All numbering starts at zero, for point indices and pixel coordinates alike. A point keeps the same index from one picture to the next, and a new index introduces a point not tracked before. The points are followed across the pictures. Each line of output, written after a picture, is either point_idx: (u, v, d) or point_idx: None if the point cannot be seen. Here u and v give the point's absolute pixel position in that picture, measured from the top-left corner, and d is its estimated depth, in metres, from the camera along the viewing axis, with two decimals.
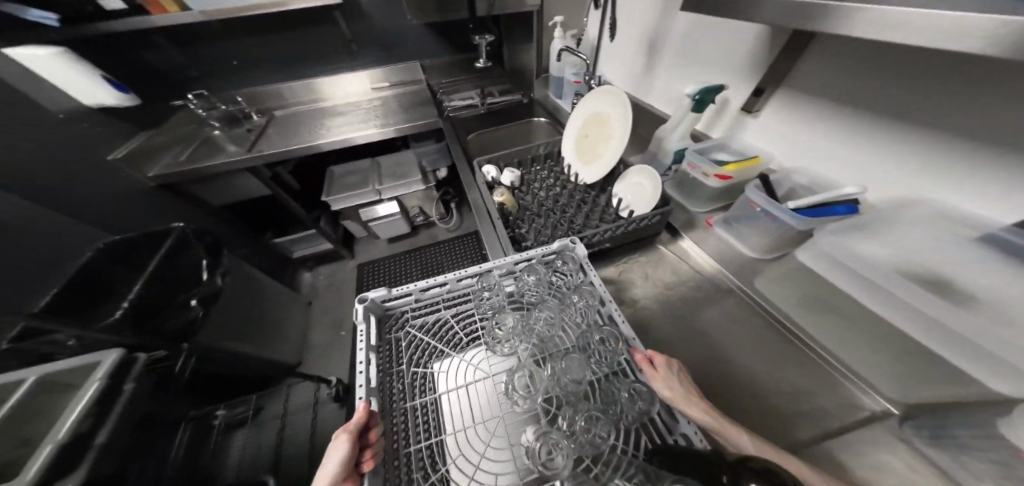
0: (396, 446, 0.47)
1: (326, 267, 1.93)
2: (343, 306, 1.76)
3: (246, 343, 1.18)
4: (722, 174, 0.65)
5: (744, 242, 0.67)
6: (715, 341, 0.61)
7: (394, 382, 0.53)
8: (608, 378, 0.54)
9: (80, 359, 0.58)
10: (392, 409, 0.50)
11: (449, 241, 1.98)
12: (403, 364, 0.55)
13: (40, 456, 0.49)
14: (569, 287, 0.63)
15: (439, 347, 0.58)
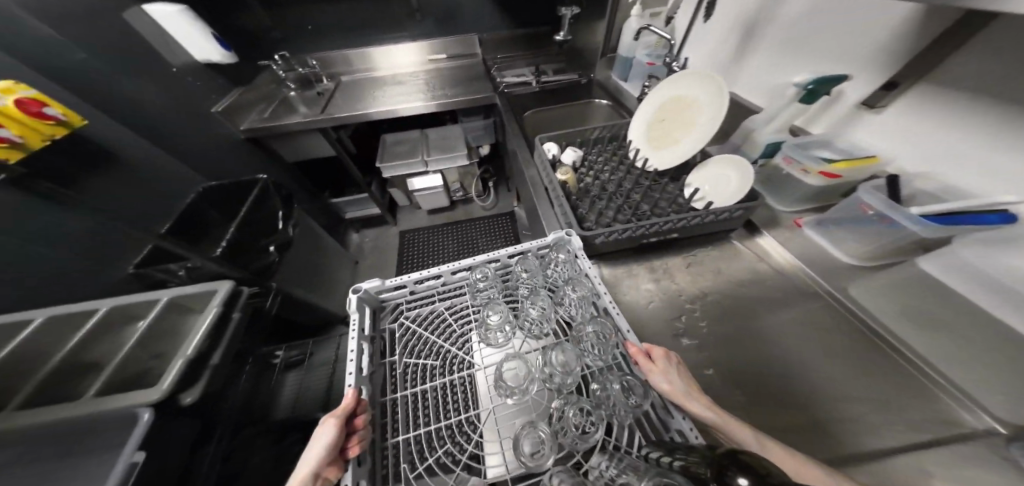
0: (385, 436, 0.52)
1: (371, 231, 2.04)
2: (386, 269, 1.88)
3: (306, 292, 1.28)
4: (829, 172, 0.62)
5: (840, 246, 0.64)
6: (778, 348, 0.57)
7: (384, 373, 0.58)
8: (601, 371, 0.56)
9: (201, 288, 0.69)
10: (379, 399, 0.55)
11: (487, 218, 2.01)
12: (396, 353, 0.60)
13: (174, 368, 0.58)
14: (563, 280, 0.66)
15: (433, 332, 0.63)
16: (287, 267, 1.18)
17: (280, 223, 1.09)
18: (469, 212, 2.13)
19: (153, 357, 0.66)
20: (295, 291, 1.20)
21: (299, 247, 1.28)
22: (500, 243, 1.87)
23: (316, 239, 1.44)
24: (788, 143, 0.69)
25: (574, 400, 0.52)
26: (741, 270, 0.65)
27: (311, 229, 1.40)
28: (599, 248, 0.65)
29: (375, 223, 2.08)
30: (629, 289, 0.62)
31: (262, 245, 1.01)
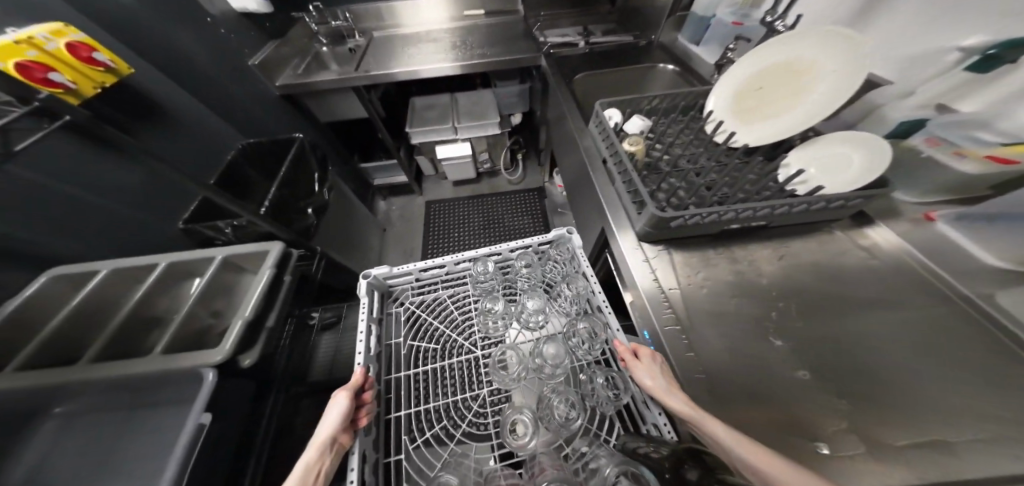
0: (382, 412, 0.60)
1: (397, 199, 2.01)
2: (413, 238, 1.87)
3: (339, 256, 1.28)
4: (1000, 157, 0.47)
5: (987, 248, 0.51)
6: (886, 348, 0.49)
7: (388, 353, 0.65)
8: (587, 364, 0.64)
9: (256, 248, 0.68)
10: (382, 378, 0.62)
11: (515, 193, 1.94)
12: (400, 335, 0.68)
13: (236, 329, 0.58)
14: (561, 276, 0.75)
15: (435, 320, 0.70)
16: (325, 231, 1.18)
17: (315, 186, 1.09)
18: (497, 185, 2.06)
19: (209, 315, 0.66)
20: (330, 255, 1.20)
21: (333, 212, 1.27)
22: (528, 220, 1.80)
23: (348, 205, 1.42)
24: (932, 121, 0.54)
25: (563, 392, 0.59)
26: (846, 262, 0.57)
27: (343, 194, 1.37)
28: (679, 228, 0.57)
29: (402, 191, 2.05)
30: (706, 278, 0.56)
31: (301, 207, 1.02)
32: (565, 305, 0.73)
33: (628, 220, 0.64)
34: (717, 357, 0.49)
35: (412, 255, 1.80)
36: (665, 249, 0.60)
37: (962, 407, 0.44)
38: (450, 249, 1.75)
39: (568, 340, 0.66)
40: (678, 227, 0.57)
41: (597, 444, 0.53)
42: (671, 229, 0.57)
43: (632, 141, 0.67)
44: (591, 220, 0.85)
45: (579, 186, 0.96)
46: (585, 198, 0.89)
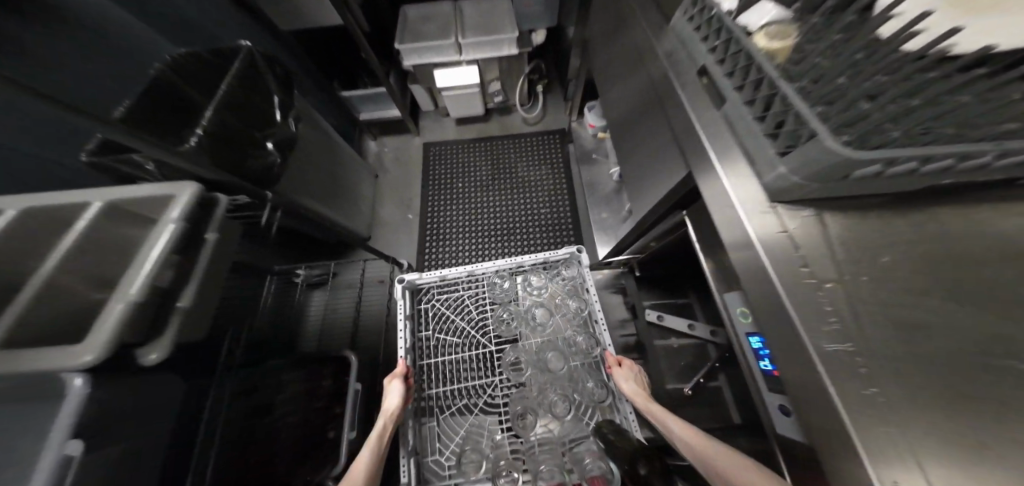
0: (423, 388, 0.84)
1: (392, 138, 1.73)
2: (410, 187, 1.64)
3: (322, 204, 1.05)
4: None
5: None
6: None
7: (420, 341, 0.88)
8: (581, 365, 0.84)
9: (156, 188, 0.45)
10: (417, 361, 0.85)
11: (530, 138, 1.66)
12: (429, 328, 0.88)
13: (113, 313, 0.37)
14: (569, 289, 0.90)
15: (458, 318, 0.91)
16: (294, 175, 0.93)
17: (277, 116, 0.85)
18: (507, 125, 1.74)
19: (97, 287, 0.43)
20: (309, 203, 0.98)
21: (307, 147, 1.00)
22: (545, 171, 1.57)
23: (330, 140, 1.15)
24: None
25: (559, 391, 0.80)
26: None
27: (320, 124, 1.09)
28: (867, 179, 0.33)
29: (397, 130, 1.76)
30: (891, 266, 0.34)
31: (261, 142, 0.79)
32: (566, 313, 0.89)
33: (744, 166, 0.41)
34: (926, 401, 0.29)
35: (410, 207, 1.60)
36: (816, 213, 0.37)
37: None
38: (453, 199, 1.56)
39: (565, 347, 0.86)
40: (864, 178, 0.33)
41: (580, 425, 0.78)
42: (849, 182, 0.33)
43: (775, 34, 0.40)
44: (661, 162, 0.61)
45: (637, 117, 0.71)
46: (653, 133, 0.64)
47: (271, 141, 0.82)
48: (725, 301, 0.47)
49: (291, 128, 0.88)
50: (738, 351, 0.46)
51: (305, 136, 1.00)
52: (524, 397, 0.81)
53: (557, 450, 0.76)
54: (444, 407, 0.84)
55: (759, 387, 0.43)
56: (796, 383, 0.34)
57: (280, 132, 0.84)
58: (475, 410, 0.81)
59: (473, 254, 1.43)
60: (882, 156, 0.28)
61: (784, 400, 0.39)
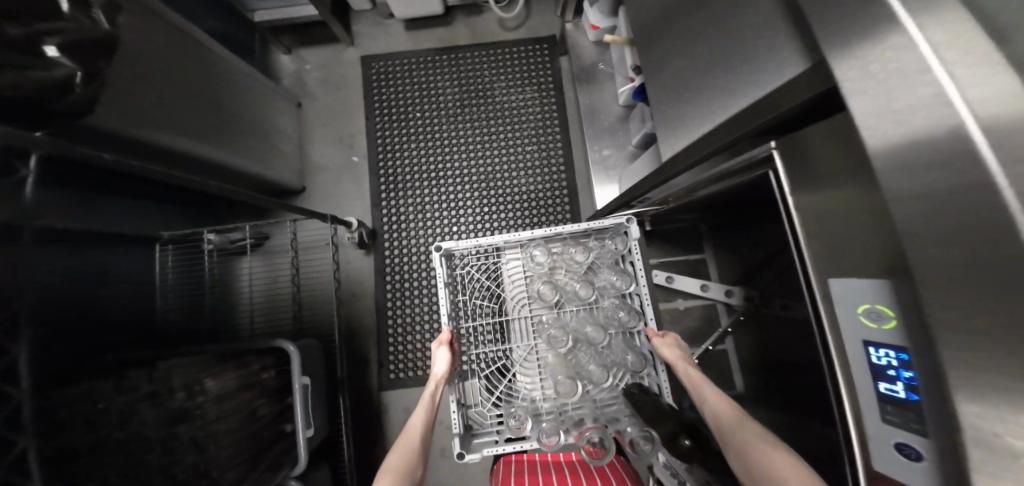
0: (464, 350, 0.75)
1: (315, 51, 1.33)
2: (348, 119, 1.31)
3: (176, 139, 0.73)
4: None
5: None
6: None
7: (457, 306, 0.76)
8: (622, 335, 0.73)
9: None
10: (460, 326, 0.76)
11: (504, 50, 1.34)
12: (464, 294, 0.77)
13: None
14: (612, 258, 0.76)
15: (490, 283, 0.79)
16: (121, 102, 0.61)
17: (62, 1, 0.52)
18: (477, 30, 1.37)
19: None
20: (139, 134, 0.65)
21: (140, 51, 0.65)
22: (539, 99, 1.30)
23: (185, 38, 0.77)
24: None
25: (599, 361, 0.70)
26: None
27: (164, 14, 0.70)
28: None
29: (322, 38, 1.34)
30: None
31: (33, 43, 0.49)
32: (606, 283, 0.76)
33: (972, 57, 0.20)
34: None
35: (353, 147, 1.29)
36: None
37: None
38: (409, 132, 1.28)
39: (604, 322, 0.74)
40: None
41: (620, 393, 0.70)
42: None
43: None
44: (759, 66, 0.40)
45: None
46: (745, 22, 0.43)
47: (53, 41, 0.51)
48: (825, 289, 0.32)
49: (104, 27, 0.56)
50: (836, 359, 0.31)
51: (136, 34, 0.64)
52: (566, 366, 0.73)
53: (596, 413, 0.68)
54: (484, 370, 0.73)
55: (861, 409, 0.30)
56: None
57: (71, 28, 0.52)
58: (505, 375, 0.72)
59: (440, 201, 1.23)
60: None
61: (919, 440, 0.26)
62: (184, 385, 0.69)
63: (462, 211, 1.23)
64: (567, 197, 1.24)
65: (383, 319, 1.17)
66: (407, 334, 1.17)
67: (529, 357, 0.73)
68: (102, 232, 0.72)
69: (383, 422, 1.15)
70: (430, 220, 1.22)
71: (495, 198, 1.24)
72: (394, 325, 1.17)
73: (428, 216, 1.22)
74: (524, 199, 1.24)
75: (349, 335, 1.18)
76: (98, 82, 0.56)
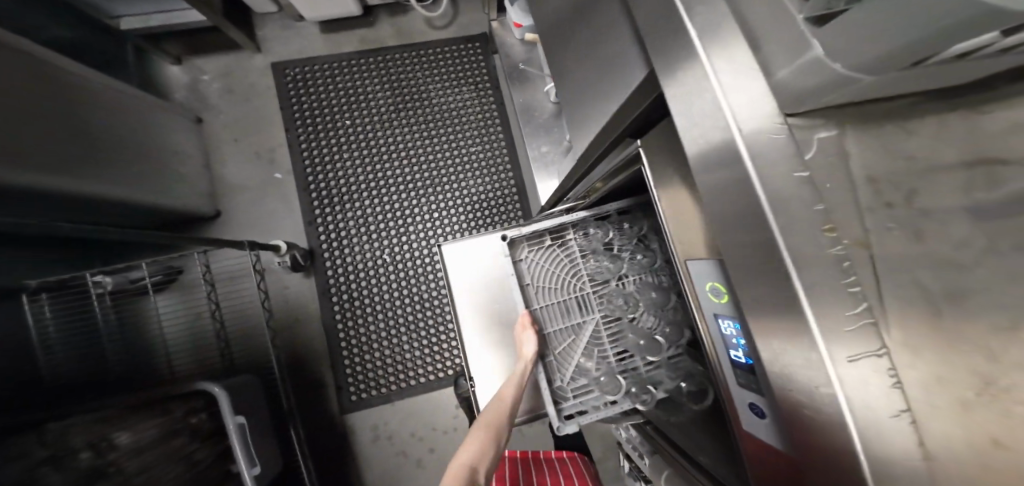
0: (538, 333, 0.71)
1: (212, 59, 1.24)
2: (261, 133, 1.22)
3: (20, 174, 0.64)
4: None
5: None
6: None
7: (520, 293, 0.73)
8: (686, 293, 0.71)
9: None
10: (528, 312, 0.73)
11: (437, 49, 1.30)
12: (525, 280, 0.73)
13: None
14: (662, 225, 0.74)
15: (557, 261, 0.73)
16: None
17: None
18: (404, 28, 1.32)
19: None
20: None
21: None
22: (474, 94, 1.29)
23: (14, 53, 0.66)
24: None
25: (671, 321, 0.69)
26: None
27: None
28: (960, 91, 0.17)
29: (220, 46, 1.24)
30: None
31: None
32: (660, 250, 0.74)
33: (738, 71, 0.23)
34: None
35: (274, 162, 1.21)
36: (839, 130, 0.24)
37: None
38: (342, 142, 1.22)
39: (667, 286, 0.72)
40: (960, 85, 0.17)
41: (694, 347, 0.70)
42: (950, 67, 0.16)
43: None
44: (619, 63, 0.41)
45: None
46: (605, 19, 0.45)
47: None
48: (688, 269, 0.35)
49: None
50: (705, 336, 0.35)
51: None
52: (487, 384, 0.79)
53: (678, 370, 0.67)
54: (561, 349, 0.70)
55: (727, 378, 0.34)
56: (788, 385, 0.23)
57: None
58: (582, 345, 0.69)
59: (385, 211, 1.20)
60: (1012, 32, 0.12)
61: (759, 400, 0.29)
62: (88, 443, 0.61)
63: (414, 217, 1.20)
64: (516, 195, 1.25)
65: (336, 340, 1.13)
66: (365, 352, 1.13)
67: (601, 331, 0.70)
68: None
69: (348, 447, 1.11)
70: (375, 232, 1.18)
71: (446, 201, 1.22)
72: (350, 344, 1.13)
73: (373, 229, 1.18)
74: (474, 202, 1.23)
75: (296, 361, 1.13)
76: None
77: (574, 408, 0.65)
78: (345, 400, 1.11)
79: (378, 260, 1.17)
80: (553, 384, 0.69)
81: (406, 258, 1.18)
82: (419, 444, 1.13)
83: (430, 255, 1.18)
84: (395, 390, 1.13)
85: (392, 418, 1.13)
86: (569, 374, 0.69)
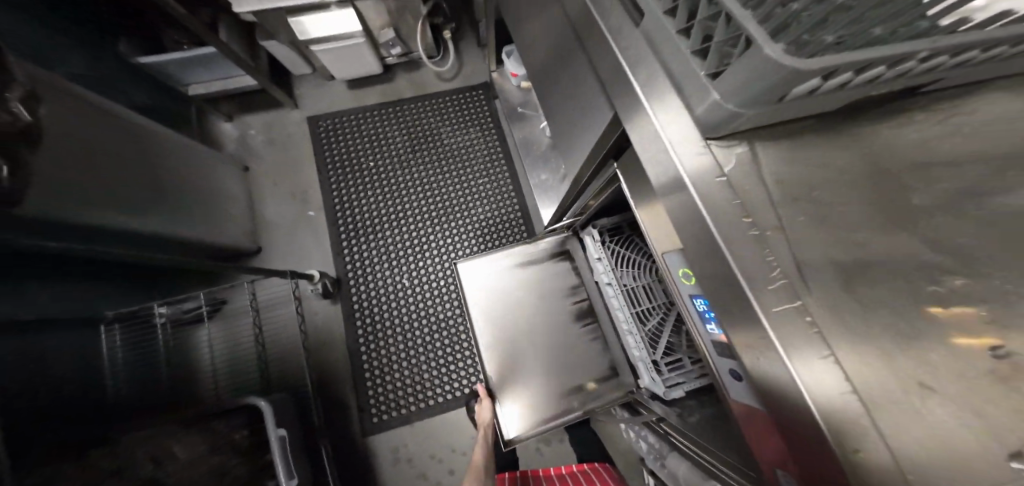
0: (634, 306, 0.75)
1: (256, 116, 1.45)
2: (296, 176, 1.39)
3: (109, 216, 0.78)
4: None
5: None
6: None
7: (609, 276, 0.79)
8: None
9: None
10: (617, 292, 0.78)
11: (446, 97, 1.48)
12: (613, 264, 0.78)
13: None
14: None
15: (641, 248, 0.80)
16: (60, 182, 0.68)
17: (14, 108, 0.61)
18: (419, 81, 1.51)
19: None
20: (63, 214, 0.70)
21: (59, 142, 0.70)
22: (477, 134, 1.44)
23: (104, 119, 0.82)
24: None
25: None
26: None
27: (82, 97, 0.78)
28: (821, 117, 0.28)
29: (265, 105, 1.47)
30: (839, 211, 0.30)
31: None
32: None
33: (676, 109, 0.33)
34: (873, 349, 0.27)
35: (307, 202, 1.36)
36: (749, 147, 0.32)
37: None
38: (365, 180, 1.37)
39: None
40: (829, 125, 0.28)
41: None
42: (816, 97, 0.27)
43: None
44: (593, 107, 0.52)
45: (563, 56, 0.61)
46: (576, 71, 0.57)
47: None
48: (664, 263, 0.43)
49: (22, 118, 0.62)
50: (689, 321, 0.42)
51: (56, 122, 0.71)
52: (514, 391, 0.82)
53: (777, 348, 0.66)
54: (653, 325, 0.73)
55: (709, 354, 0.40)
56: (741, 334, 0.30)
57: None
58: (671, 325, 0.72)
59: (403, 240, 1.31)
60: (839, 63, 0.22)
61: (735, 365, 0.35)
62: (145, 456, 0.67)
63: (428, 245, 1.31)
64: (521, 220, 1.35)
65: (359, 363, 1.20)
66: (386, 374, 1.19)
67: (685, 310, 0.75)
68: (39, 318, 0.73)
69: (371, 471, 1.13)
70: (394, 259, 1.29)
71: (457, 230, 1.33)
72: (372, 366, 1.19)
73: (393, 256, 1.29)
74: (484, 228, 1.34)
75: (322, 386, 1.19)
76: (21, 173, 0.62)
77: (672, 379, 0.69)
78: (366, 423, 1.15)
79: (397, 285, 1.26)
80: (649, 358, 0.72)
81: (422, 282, 1.27)
82: (439, 465, 1.14)
83: (444, 278, 1.27)
84: (413, 411, 1.17)
85: (412, 439, 1.16)
86: (663, 345, 0.72)
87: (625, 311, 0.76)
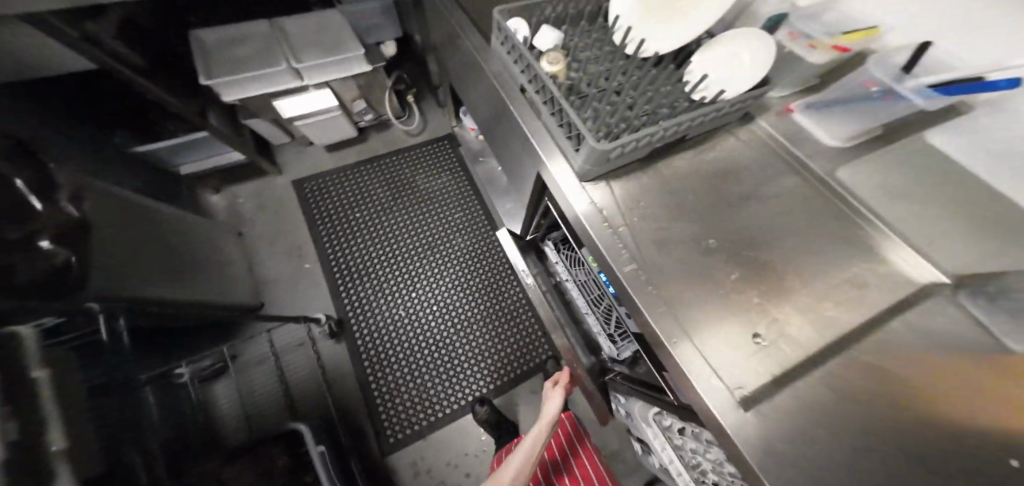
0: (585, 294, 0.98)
1: (244, 186, 1.62)
2: (289, 234, 1.56)
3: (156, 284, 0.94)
4: (840, 45, 0.52)
5: (828, 129, 0.59)
6: (780, 248, 0.54)
7: (565, 276, 1.03)
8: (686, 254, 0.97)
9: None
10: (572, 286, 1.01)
11: (414, 150, 1.74)
12: (565, 266, 1.03)
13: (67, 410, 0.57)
14: None
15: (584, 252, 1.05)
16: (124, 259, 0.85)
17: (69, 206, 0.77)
18: (389, 139, 1.76)
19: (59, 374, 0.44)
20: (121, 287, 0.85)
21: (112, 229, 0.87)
22: (446, 177, 1.69)
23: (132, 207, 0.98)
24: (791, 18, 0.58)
25: None
26: (765, 165, 0.61)
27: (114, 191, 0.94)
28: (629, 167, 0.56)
29: (252, 175, 1.65)
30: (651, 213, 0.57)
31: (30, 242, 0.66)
32: None
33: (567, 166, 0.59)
34: (672, 280, 0.52)
35: (303, 255, 1.53)
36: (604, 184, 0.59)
37: (825, 269, 0.52)
38: (352, 230, 1.56)
39: None
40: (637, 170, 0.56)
41: None
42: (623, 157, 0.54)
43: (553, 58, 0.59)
44: (524, 162, 0.78)
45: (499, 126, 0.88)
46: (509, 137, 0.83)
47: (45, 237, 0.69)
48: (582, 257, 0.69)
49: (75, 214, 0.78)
50: None
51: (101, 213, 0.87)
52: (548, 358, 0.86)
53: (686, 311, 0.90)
54: (602, 306, 0.95)
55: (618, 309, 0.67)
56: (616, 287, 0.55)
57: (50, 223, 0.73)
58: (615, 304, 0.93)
59: (394, 276, 1.49)
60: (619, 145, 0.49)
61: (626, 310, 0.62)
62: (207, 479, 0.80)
63: (416, 277, 1.50)
64: (494, 243, 1.59)
65: (369, 391, 1.33)
66: (395, 396, 1.33)
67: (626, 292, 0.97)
68: None
69: None
70: (388, 293, 1.47)
71: (440, 260, 1.53)
72: (381, 392, 1.33)
73: (387, 291, 1.47)
74: (463, 255, 1.55)
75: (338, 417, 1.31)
76: None
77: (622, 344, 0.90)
78: (382, 444, 1.28)
79: (394, 316, 1.43)
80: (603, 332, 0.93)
81: (415, 310, 1.45)
82: (455, 471, 1.28)
83: (435, 303, 1.46)
84: (425, 425, 1.31)
85: (427, 451, 1.29)
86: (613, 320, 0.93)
87: (581, 299, 0.98)
